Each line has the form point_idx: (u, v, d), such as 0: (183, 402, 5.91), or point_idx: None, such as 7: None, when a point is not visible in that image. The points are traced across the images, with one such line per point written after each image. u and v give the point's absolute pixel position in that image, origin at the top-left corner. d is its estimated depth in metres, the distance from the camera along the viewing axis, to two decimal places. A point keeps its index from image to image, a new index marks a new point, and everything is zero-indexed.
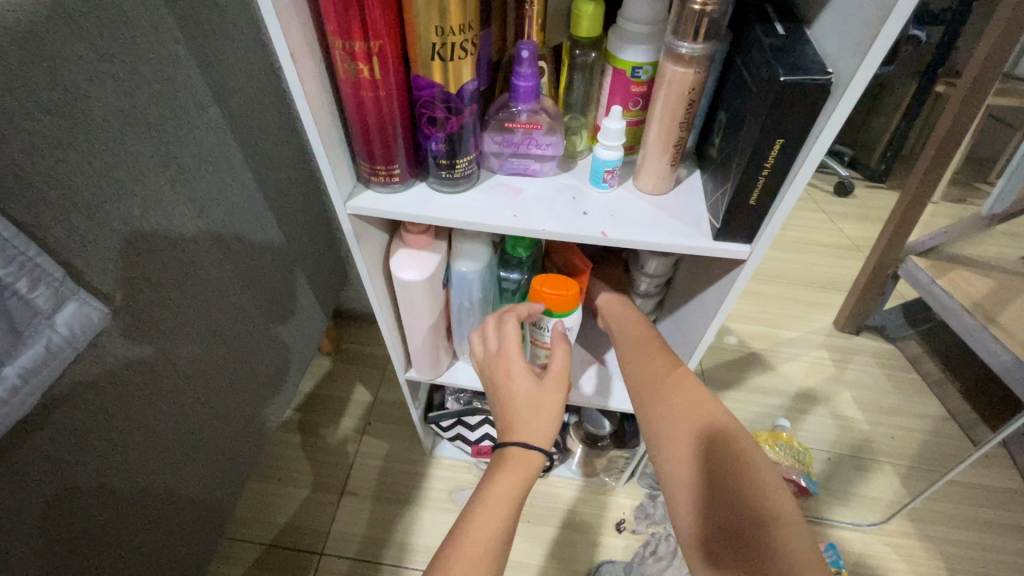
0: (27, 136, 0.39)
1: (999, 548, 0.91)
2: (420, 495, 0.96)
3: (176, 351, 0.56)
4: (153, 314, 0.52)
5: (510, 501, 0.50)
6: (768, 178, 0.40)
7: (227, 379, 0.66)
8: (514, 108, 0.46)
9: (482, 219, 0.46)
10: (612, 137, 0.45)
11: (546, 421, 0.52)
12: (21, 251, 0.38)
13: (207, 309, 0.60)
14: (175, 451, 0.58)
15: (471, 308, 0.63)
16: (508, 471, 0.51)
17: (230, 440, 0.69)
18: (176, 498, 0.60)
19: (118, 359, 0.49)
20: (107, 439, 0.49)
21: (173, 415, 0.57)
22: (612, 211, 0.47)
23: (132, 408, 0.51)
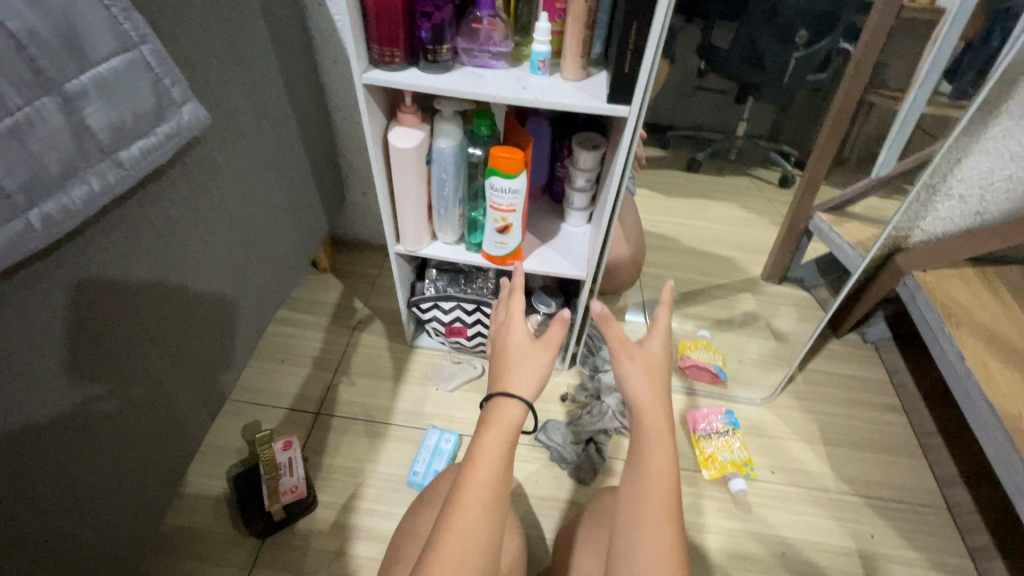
0: (164, 4, 0.59)
1: (861, 417, 1.15)
2: (402, 374, 1.16)
3: (127, 349, 0.64)
4: (103, 335, 0.59)
5: (497, 465, 0.65)
6: (634, 51, 0.62)
7: (218, 271, 0.78)
8: (478, 14, 0.69)
9: (454, 88, 0.68)
10: (542, 34, 0.68)
11: (533, 371, 0.72)
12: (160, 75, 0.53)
13: (157, 285, 0.67)
14: (134, 451, 0.67)
15: (447, 182, 0.84)
16: (497, 430, 0.66)
17: (196, 388, 0.78)
18: (146, 476, 0.70)
19: (72, 397, 0.57)
20: (72, 454, 0.57)
21: (126, 422, 0.65)
22: (543, 88, 0.69)
23: (90, 425, 0.59)
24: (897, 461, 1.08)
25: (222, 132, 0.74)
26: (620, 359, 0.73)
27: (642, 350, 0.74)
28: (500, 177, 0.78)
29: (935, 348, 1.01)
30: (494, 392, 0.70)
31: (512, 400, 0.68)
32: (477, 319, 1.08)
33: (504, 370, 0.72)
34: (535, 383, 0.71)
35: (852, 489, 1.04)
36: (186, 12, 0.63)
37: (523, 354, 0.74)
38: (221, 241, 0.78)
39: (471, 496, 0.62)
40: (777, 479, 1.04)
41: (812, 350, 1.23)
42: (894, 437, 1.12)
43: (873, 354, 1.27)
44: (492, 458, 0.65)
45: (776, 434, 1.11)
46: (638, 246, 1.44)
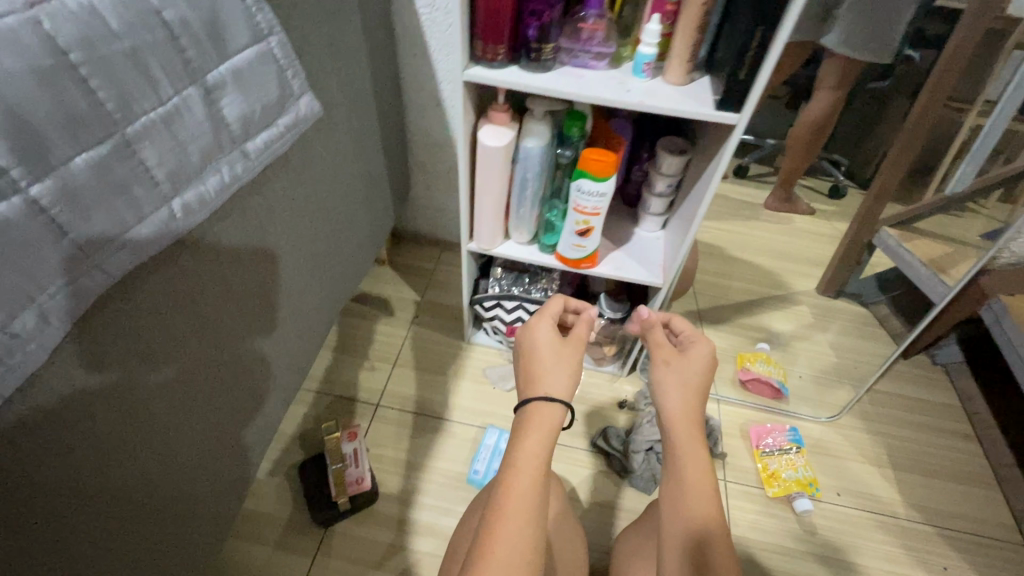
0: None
1: (932, 442, 1.10)
2: (459, 371, 1.16)
3: (161, 317, 0.54)
4: (135, 301, 0.51)
5: (537, 462, 0.63)
6: (754, 57, 0.60)
7: (269, 228, 0.69)
8: (585, 14, 0.67)
9: (557, 88, 0.67)
10: (650, 37, 0.66)
11: (567, 372, 0.72)
12: (282, 65, 0.53)
13: (239, 266, 0.64)
14: (181, 429, 0.60)
15: (529, 182, 0.83)
16: (535, 434, 0.65)
17: (243, 348, 0.69)
18: (203, 445, 0.64)
19: (97, 379, 0.48)
20: (108, 444, 0.50)
21: (165, 404, 0.57)
22: (646, 91, 0.68)
23: (126, 409, 0.52)
24: (970, 491, 1.03)
25: (319, 123, 0.75)
26: (657, 367, 0.73)
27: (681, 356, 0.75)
28: (588, 179, 0.77)
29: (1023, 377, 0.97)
30: (528, 397, 0.69)
31: (550, 402, 0.68)
32: None
33: (536, 374, 0.72)
34: (569, 384, 0.71)
35: (922, 517, 1.00)
36: (301, 2, 0.63)
37: (554, 357, 0.74)
38: (275, 204, 0.69)
39: (513, 499, 0.59)
40: (843, 502, 1.01)
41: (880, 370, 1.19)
42: (965, 465, 1.07)
43: (943, 377, 1.22)
44: (532, 457, 0.63)
45: (841, 455, 1.08)
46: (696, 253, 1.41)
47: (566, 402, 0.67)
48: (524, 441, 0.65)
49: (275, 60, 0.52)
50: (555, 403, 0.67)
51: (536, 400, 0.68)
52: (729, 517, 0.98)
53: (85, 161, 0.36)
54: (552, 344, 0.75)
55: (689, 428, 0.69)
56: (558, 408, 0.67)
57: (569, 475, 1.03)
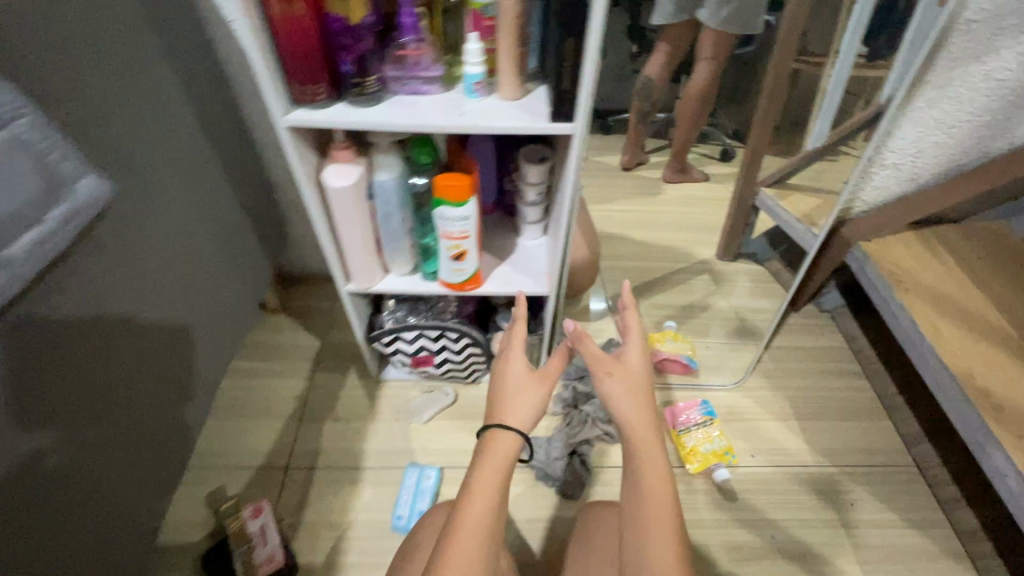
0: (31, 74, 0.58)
1: (827, 387, 1.18)
2: (370, 412, 1.11)
3: (71, 391, 0.68)
4: (64, 373, 0.66)
5: (491, 489, 0.63)
6: (571, 67, 0.60)
7: (150, 303, 0.80)
8: (402, 40, 0.64)
9: (388, 120, 0.64)
10: (473, 57, 0.64)
11: (529, 401, 0.71)
12: (46, 145, 0.46)
13: (95, 344, 0.71)
14: (101, 489, 0.74)
15: (392, 215, 0.79)
16: (490, 462, 0.65)
17: (139, 413, 0.81)
18: (122, 501, 0.79)
19: (22, 448, 0.61)
20: (77, 492, 0.70)
21: (74, 478, 0.69)
22: (482, 111, 0.66)
23: (35, 482, 0.63)
24: (865, 425, 1.11)
25: (162, 203, 0.81)
26: (602, 379, 0.72)
27: (623, 363, 0.74)
28: (447, 205, 0.75)
29: (889, 317, 1.05)
30: (484, 427, 0.69)
31: (504, 433, 0.68)
32: (442, 345, 1.05)
33: (497, 405, 0.72)
34: (530, 414, 0.71)
35: (827, 459, 1.07)
36: (54, 71, 0.61)
37: (515, 385, 0.73)
38: (148, 288, 0.79)
39: (465, 528, 0.60)
40: (757, 462, 1.06)
41: (774, 327, 1.26)
42: (859, 401, 1.15)
43: (830, 322, 1.31)
44: (487, 485, 0.63)
45: (750, 416, 1.13)
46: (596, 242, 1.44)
47: (519, 432, 0.67)
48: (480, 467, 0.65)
49: (35, 143, 0.45)
50: (510, 432, 0.67)
51: (494, 429, 0.69)
52: None
53: None
54: (517, 372, 0.74)
55: (641, 437, 0.68)
56: (511, 437, 0.68)
57: None
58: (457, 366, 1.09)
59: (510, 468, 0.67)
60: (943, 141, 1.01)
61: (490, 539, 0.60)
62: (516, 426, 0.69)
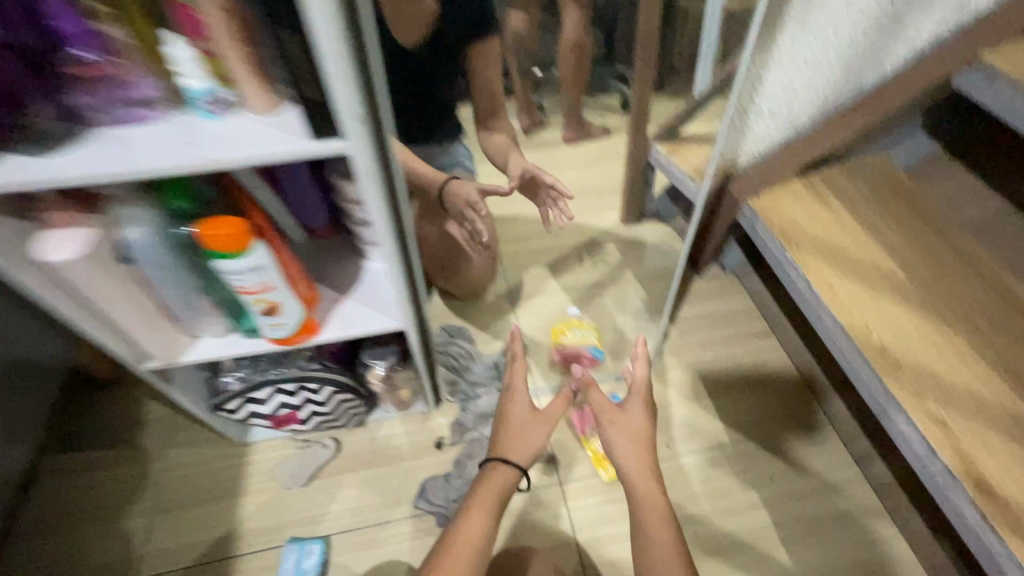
0: None
1: (739, 353, 1.12)
2: (239, 485, 0.95)
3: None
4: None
5: (486, 513, 0.73)
6: (313, 69, 0.45)
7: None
8: (75, 56, 0.46)
9: (82, 171, 0.46)
10: (186, 68, 0.47)
11: (529, 439, 0.78)
12: None
13: None
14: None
15: (165, 276, 0.62)
16: (487, 491, 0.74)
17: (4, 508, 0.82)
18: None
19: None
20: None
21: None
22: (223, 138, 0.49)
23: None
24: (778, 389, 1.07)
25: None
26: (604, 426, 0.77)
27: (626, 412, 0.78)
28: (226, 259, 0.58)
29: (784, 278, 0.99)
30: (489, 459, 0.78)
31: (504, 466, 0.76)
32: (304, 400, 0.90)
33: (503, 437, 0.79)
34: (528, 452, 0.78)
35: (743, 434, 1.01)
36: None
37: (520, 425, 0.79)
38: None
39: (460, 542, 0.70)
40: (673, 454, 0.99)
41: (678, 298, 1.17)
42: (770, 363, 1.10)
43: (734, 282, 1.25)
44: (482, 510, 0.73)
45: (664, 402, 1.06)
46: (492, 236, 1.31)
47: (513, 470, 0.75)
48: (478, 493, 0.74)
49: None
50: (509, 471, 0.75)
51: (497, 465, 0.76)
52: (571, 524, 0.92)
53: None
54: (520, 412, 0.81)
55: (639, 480, 0.73)
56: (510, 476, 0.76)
57: (397, 557, 0.88)
58: (328, 417, 0.94)
59: (503, 501, 0.75)
60: (813, 81, 0.94)
61: (481, 556, 0.70)
62: (516, 463, 0.77)
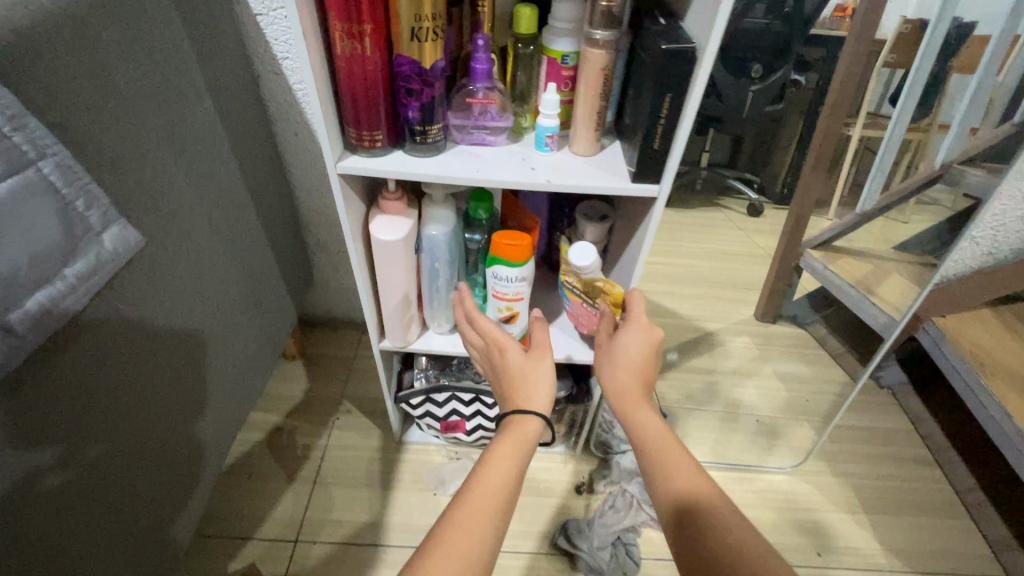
0: (86, 112, 0.47)
1: (898, 475, 1.06)
2: (391, 479, 1.00)
3: (92, 402, 0.52)
4: (48, 405, 0.47)
5: (503, 477, 0.57)
6: (665, 126, 0.53)
7: (204, 276, 0.68)
8: (472, 87, 0.58)
9: (452, 174, 0.57)
10: (549, 108, 0.58)
11: (542, 387, 0.66)
12: (81, 178, 0.41)
13: (145, 325, 0.58)
14: (105, 537, 0.54)
15: (439, 270, 0.72)
16: (503, 445, 0.60)
17: (179, 440, 0.66)
18: (161, 511, 0.63)
19: (12, 474, 0.44)
20: (46, 550, 0.47)
21: (76, 506, 0.50)
22: (553, 167, 0.60)
23: (37, 508, 0.46)
24: (945, 525, 0.99)
25: (171, 193, 0.60)
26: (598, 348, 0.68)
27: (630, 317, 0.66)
28: (506, 265, 0.67)
29: (973, 404, 0.94)
30: (503, 414, 0.64)
31: (527, 419, 0.62)
32: (476, 411, 0.95)
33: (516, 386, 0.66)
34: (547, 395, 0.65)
35: (906, 564, 0.94)
36: (124, 93, 0.52)
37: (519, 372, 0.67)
38: (222, 285, 0.73)
39: (471, 507, 0.53)
40: (827, 564, 0.93)
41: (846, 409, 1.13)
42: (935, 494, 1.03)
43: (893, 401, 1.20)
44: (499, 466, 0.58)
45: (814, 505, 1.01)
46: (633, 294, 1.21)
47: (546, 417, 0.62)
48: (498, 445, 0.60)
49: (73, 178, 0.40)
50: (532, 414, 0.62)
51: (516, 413, 0.63)
52: None
53: None
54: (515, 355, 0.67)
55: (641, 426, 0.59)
56: (535, 422, 0.62)
57: None
58: (490, 432, 0.98)
59: (525, 456, 0.60)
60: None
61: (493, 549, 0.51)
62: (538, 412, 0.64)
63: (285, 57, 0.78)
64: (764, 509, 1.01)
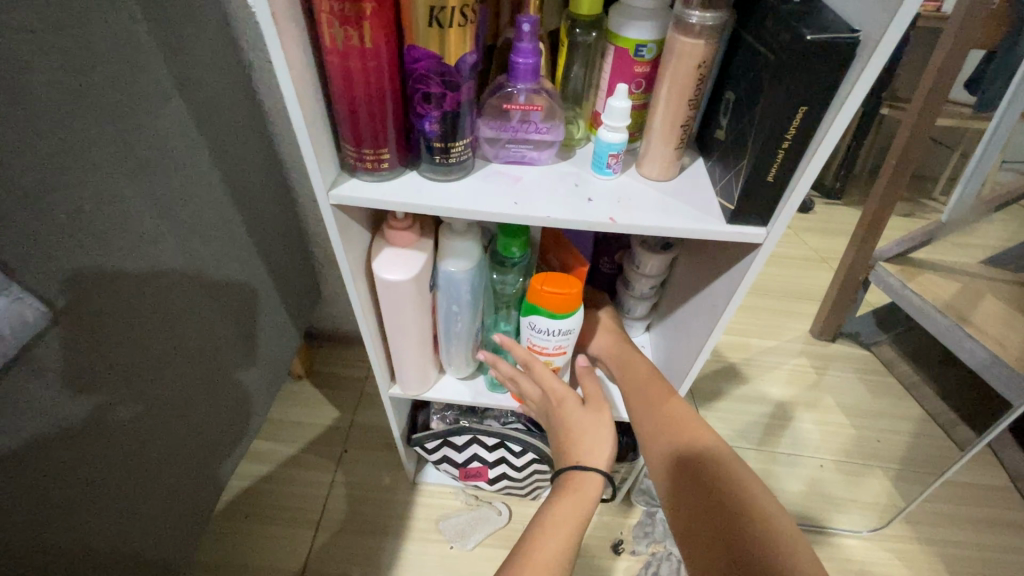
0: None
1: (996, 545, 0.90)
2: (402, 526, 0.88)
3: (154, 346, 0.53)
4: (111, 347, 0.47)
5: (566, 523, 0.50)
6: (790, 149, 0.37)
7: (231, 248, 0.65)
8: (511, 88, 0.43)
9: (480, 207, 0.43)
10: (617, 118, 0.42)
11: (600, 438, 0.55)
12: None
13: (197, 277, 0.59)
14: (160, 472, 0.56)
15: (459, 312, 0.58)
16: (563, 496, 0.52)
17: (224, 392, 0.67)
18: (205, 461, 0.65)
19: (77, 411, 0.45)
20: (118, 476, 0.50)
21: (141, 439, 0.52)
22: (618, 197, 0.44)
23: (100, 443, 0.47)
24: None
25: (135, 211, 0.49)
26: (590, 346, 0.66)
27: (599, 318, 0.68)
28: (547, 315, 0.53)
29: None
30: (559, 469, 0.55)
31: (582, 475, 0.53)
32: (500, 458, 0.82)
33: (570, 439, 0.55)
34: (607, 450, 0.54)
35: None
36: (44, 103, 0.39)
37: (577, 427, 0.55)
38: (256, 256, 0.71)
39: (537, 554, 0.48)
40: None
41: (947, 470, 0.94)
42: None
43: (986, 451, 1.03)
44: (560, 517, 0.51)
45: None
46: None
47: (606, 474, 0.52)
48: (557, 505, 0.52)
49: None
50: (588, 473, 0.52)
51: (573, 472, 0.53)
52: None
53: None
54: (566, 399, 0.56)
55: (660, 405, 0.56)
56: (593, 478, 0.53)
57: None
58: (516, 481, 0.85)
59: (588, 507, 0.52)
60: None
61: None
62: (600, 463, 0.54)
63: None
64: None
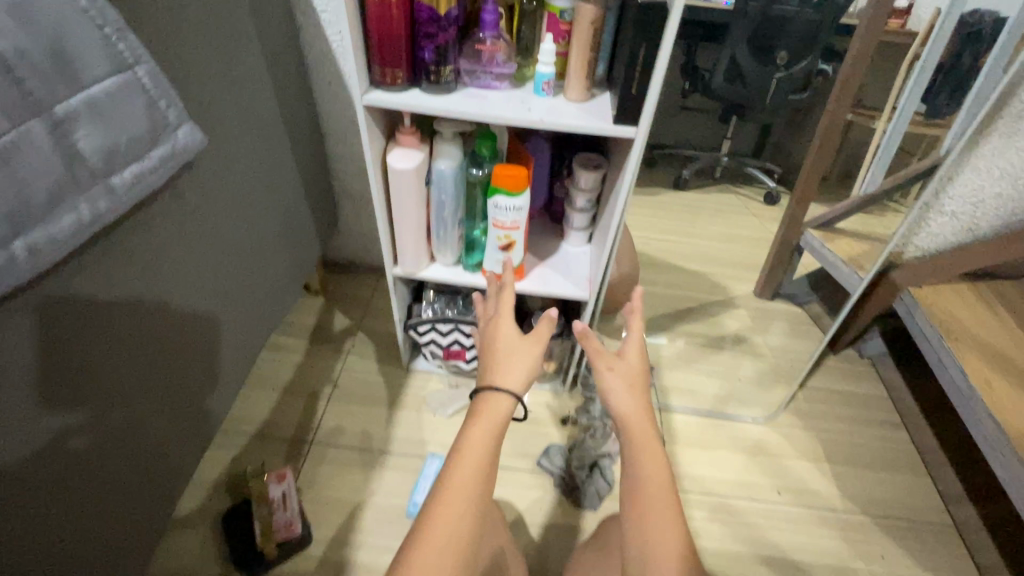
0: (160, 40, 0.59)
1: (862, 433, 1.14)
2: (397, 400, 1.12)
3: (98, 372, 0.58)
4: (72, 368, 0.54)
5: (478, 449, 0.56)
6: (643, 72, 0.62)
7: (277, 158, 0.89)
8: (481, 35, 0.67)
9: (458, 108, 0.66)
10: (547, 55, 0.66)
11: (525, 363, 0.63)
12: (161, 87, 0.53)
13: (158, 308, 0.66)
14: (108, 497, 0.61)
15: (446, 202, 0.82)
16: (481, 421, 0.58)
17: (184, 415, 0.74)
18: (164, 481, 0.71)
19: (45, 429, 0.52)
20: (79, 492, 0.56)
21: (98, 462, 0.59)
22: (548, 109, 0.68)
23: (60, 465, 0.54)
24: (902, 480, 1.07)
25: (227, 112, 0.73)
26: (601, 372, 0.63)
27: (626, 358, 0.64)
28: (506, 195, 0.77)
29: (934, 363, 1.02)
30: (477, 388, 0.61)
31: (498, 393, 0.60)
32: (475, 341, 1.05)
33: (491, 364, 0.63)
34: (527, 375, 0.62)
35: (859, 508, 1.03)
36: (188, 30, 0.63)
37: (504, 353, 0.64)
38: (293, 173, 0.95)
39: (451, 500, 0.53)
40: (781, 499, 1.03)
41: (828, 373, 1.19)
42: (895, 453, 1.12)
43: (870, 370, 1.27)
44: (478, 441, 0.56)
45: (782, 454, 1.10)
46: (634, 255, 1.29)
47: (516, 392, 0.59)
48: (469, 427, 0.58)
49: (157, 80, 0.53)
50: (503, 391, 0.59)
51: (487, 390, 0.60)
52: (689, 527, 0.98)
53: (24, 246, 0.43)
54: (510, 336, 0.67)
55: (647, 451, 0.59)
56: (503, 400, 0.60)
57: (513, 498, 0.99)
58: None
59: (502, 428, 0.59)
60: None
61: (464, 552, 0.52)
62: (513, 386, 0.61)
63: (323, 10, 0.89)
64: (735, 453, 1.10)
